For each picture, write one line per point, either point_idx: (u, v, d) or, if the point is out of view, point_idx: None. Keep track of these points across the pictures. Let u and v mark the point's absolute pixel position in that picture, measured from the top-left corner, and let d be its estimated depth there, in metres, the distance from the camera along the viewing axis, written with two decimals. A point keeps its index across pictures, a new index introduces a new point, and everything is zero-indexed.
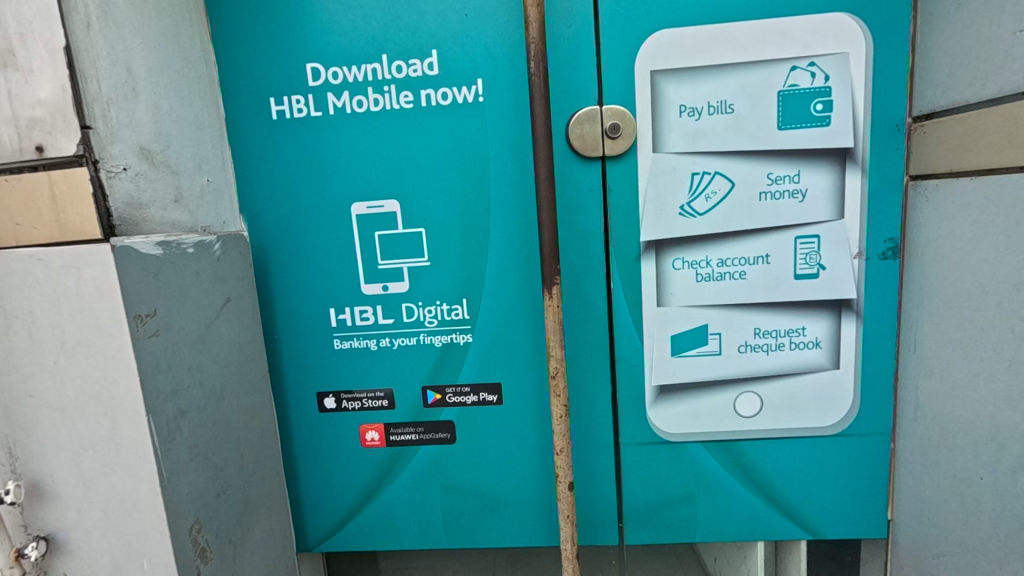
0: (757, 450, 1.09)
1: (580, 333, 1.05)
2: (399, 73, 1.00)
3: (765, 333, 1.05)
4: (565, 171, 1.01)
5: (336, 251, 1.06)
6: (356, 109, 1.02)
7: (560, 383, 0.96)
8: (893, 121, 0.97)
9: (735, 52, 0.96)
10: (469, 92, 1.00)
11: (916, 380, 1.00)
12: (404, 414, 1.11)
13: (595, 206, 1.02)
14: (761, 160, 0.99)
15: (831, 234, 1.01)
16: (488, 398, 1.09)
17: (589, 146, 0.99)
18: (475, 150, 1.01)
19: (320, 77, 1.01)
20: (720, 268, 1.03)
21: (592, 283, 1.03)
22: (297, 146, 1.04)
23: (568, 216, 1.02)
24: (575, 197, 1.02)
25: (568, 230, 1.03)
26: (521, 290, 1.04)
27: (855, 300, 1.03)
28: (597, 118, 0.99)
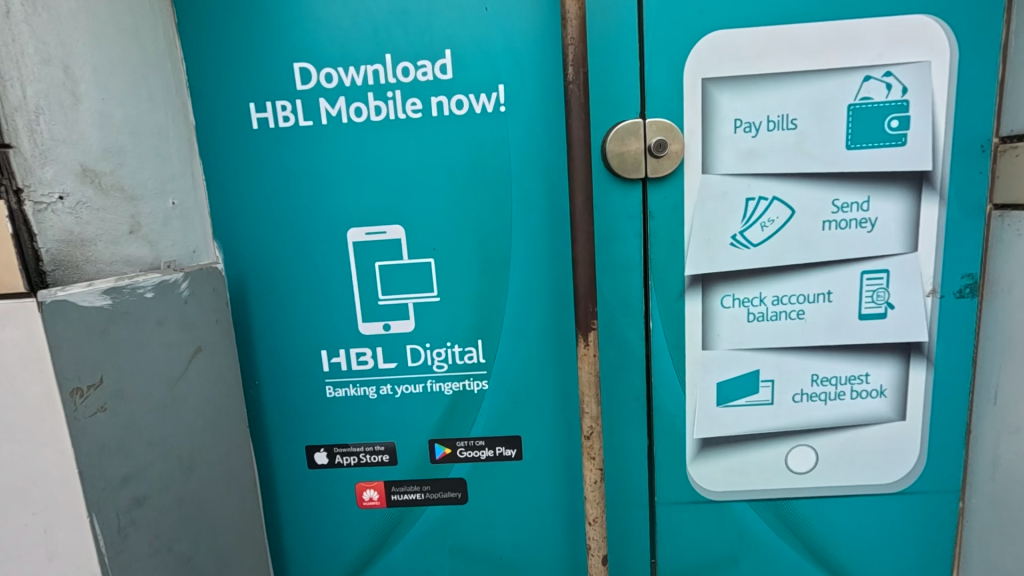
0: (809, 510, 0.96)
1: (613, 379, 0.92)
2: (405, 76, 0.84)
3: (824, 381, 0.92)
4: (599, 195, 0.87)
5: (329, 284, 0.91)
6: (353, 118, 0.86)
7: (596, 444, 0.82)
8: (977, 142, 0.84)
9: (800, 59, 0.83)
10: (488, 101, 0.85)
11: (995, 436, 0.88)
12: (408, 471, 0.96)
13: (633, 236, 0.88)
14: (825, 184, 0.86)
15: (903, 269, 0.88)
16: (505, 452, 0.94)
17: (629, 166, 0.85)
18: (494, 168, 0.86)
19: (311, 79, 0.84)
20: (775, 306, 0.90)
21: (629, 322, 0.91)
22: (282, 159, 0.87)
23: (602, 246, 0.89)
24: (610, 225, 0.88)
25: (602, 263, 0.89)
26: (547, 332, 0.90)
27: (926, 343, 0.90)
28: (639, 132, 0.85)
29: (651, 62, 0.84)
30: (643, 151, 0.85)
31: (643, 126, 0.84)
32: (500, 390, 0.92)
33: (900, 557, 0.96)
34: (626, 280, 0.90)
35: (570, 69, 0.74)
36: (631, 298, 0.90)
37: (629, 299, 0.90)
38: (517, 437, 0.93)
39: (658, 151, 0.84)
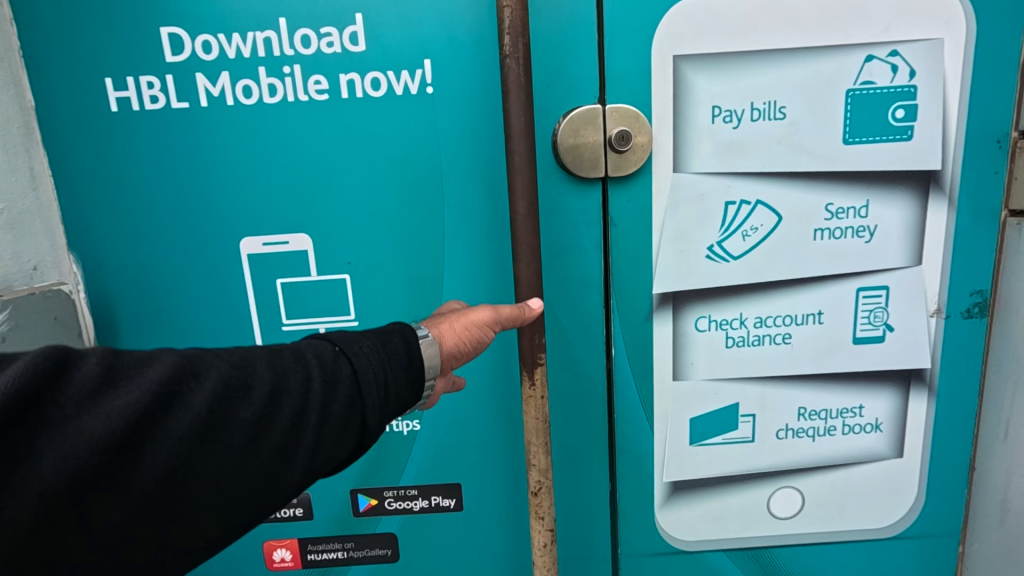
0: (793, 558, 0.84)
1: (569, 415, 0.78)
2: (305, 46, 0.67)
3: (812, 415, 0.79)
4: (550, 197, 0.72)
5: (222, 305, 0.74)
6: (242, 100, 0.68)
7: (545, 501, 0.68)
8: (994, 137, 0.71)
9: (790, 33, 0.68)
10: (411, 80, 0.68)
11: (1005, 478, 0.77)
12: (326, 526, 0.81)
13: (591, 246, 0.73)
14: (818, 186, 0.72)
15: (905, 286, 0.75)
16: (442, 502, 0.80)
17: (586, 162, 0.70)
18: (421, 164, 0.70)
19: (183, 49, 0.66)
20: (757, 330, 0.76)
21: (588, 349, 0.76)
22: (151, 150, 0.69)
23: (554, 259, 0.74)
24: (564, 233, 0.73)
25: (554, 279, 0.74)
26: (490, 364, 0.75)
27: (929, 370, 0.78)
28: (598, 121, 0.69)
29: (611, 34, 0.68)
30: (603, 144, 0.70)
31: (602, 115, 0.69)
32: (434, 431, 0.77)
33: None
34: (584, 299, 0.75)
35: (506, 37, 0.57)
36: (590, 321, 0.76)
37: (588, 322, 0.76)
38: (457, 486, 0.79)
39: (620, 145, 0.69)
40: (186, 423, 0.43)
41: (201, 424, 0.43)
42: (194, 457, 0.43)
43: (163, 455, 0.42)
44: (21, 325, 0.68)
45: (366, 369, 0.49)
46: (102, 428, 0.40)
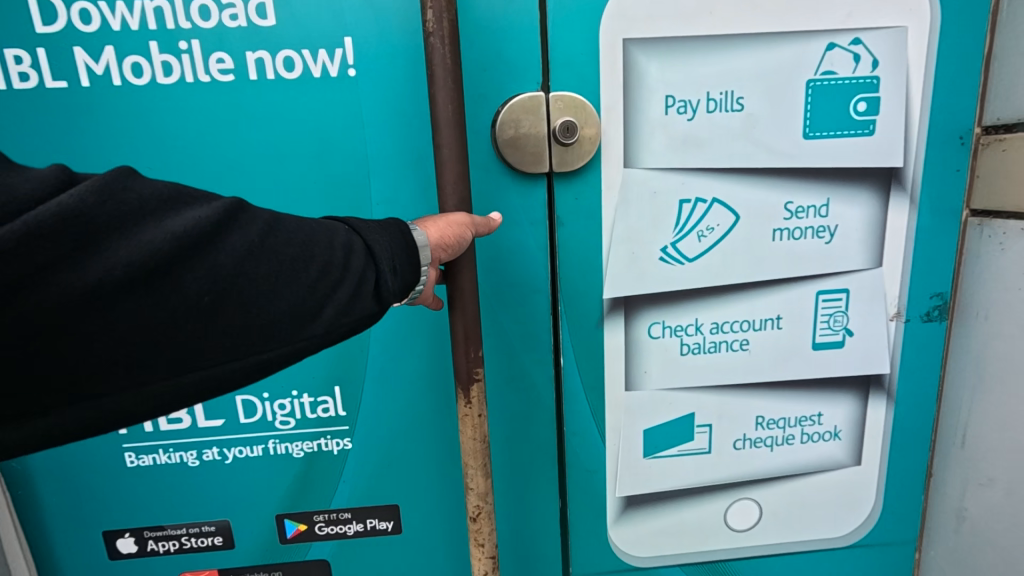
0: (750, 572, 0.80)
1: (514, 431, 0.73)
2: (204, 20, 0.62)
3: (770, 424, 0.75)
4: (491, 194, 0.66)
5: None
6: (132, 78, 0.64)
7: (484, 528, 0.62)
8: (957, 132, 0.67)
9: (747, 17, 0.63)
10: (330, 61, 0.64)
11: (961, 485, 0.75)
12: (252, 554, 0.81)
13: (535, 247, 0.67)
14: (776, 184, 0.67)
15: (864, 289, 0.71)
16: (379, 525, 0.80)
17: (530, 155, 0.64)
18: (337, 152, 0.66)
19: (59, 19, 0.62)
20: (714, 336, 0.71)
21: (534, 358, 0.71)
22: (33, 130, 0.66)
23: (495, 262, 0.68)
24: (506, 235, 0.67)
25: (493, 284, 0.68)
26: (425, 375, 0.73)
27: (887, 375, 0.75)
28: (542, 110, 0.63)
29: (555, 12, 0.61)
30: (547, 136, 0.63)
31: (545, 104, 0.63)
32: (366, 453, 0.77)
33: None
34: (530, 305, 0.69)
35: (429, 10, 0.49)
36: (535, 330, 0.70)
37: (534, 331, 0.70)
38: (394, 507, 0.79)
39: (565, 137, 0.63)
40: (213, 268, 0.42)
41: (228, 268, 0.42)
42: (212, 307, 0.42)
43: (185, 294, 0.41)
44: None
45: (381, 249, 0.48)
46: (117, 265, 0.39)
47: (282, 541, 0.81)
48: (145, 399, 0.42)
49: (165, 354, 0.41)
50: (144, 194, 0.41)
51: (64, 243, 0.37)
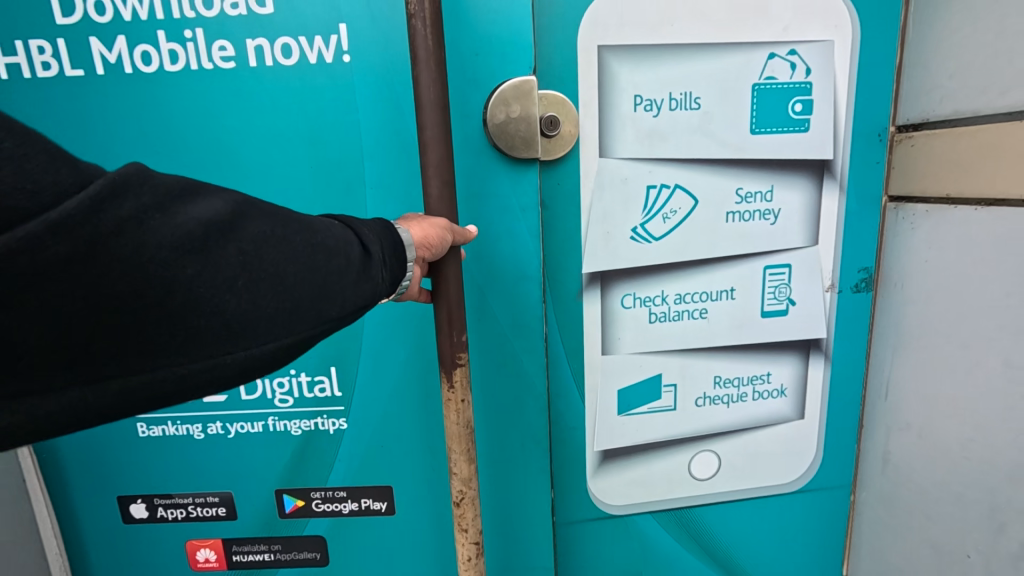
0: (711, 516, 0.91)
1: (504, 405, 0.83)
2: (207, 10, 0.71)
3: (726, 383, 0.86)
4: (484, 185, 0.75)
5: None
6: (141, 65, 0.74)
7: (468, 511, 0.67)
8: (876, 130, 0.80)
9: (702, 29, 0.74)
10: (324, 49, 0.73)
11: (886, 432, 0.87)
12: (253, 529, 0.87)
13: (525, 236, 0.77)
14: (729, 172, 0.78)
15: (804, 264, 0.83)
16: (373, 505, 0.86)
17: (518, 141, 0.73)
18: (330, 132, 0.76)
19: (75, 11, 0.72)
20: (677, 305, 0.82)
21: (524, 347, 0.81)
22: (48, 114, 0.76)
23: (484, 249, 0.77)
24: (497, 224, 0.76)
25: (484, 271, 0.77)
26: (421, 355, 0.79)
27: (825, 340, 0.87)
28: (531, 96, 0.72)
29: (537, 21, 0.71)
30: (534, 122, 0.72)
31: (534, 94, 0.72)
32: (362, 434, 0.83)
33: (797, 556, 0.95)
34: (519, 289, 0.79)
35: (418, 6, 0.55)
36: (523, 312, 0.79)
37: (522, 313, 0.79)
38: (387, 488, 0.85)
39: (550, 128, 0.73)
40: (238, 251, 0.44)
41: (252, 251, 0.45)
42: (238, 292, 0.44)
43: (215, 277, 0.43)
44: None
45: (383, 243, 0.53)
46: (158, 246, 0.41)
47: (282, 516, 0.86)
48: (172, 380, 0.42)
49: (194, 335, 0.43)
50: (169, 182, 0.43)
51: (110, 221, 0.39)
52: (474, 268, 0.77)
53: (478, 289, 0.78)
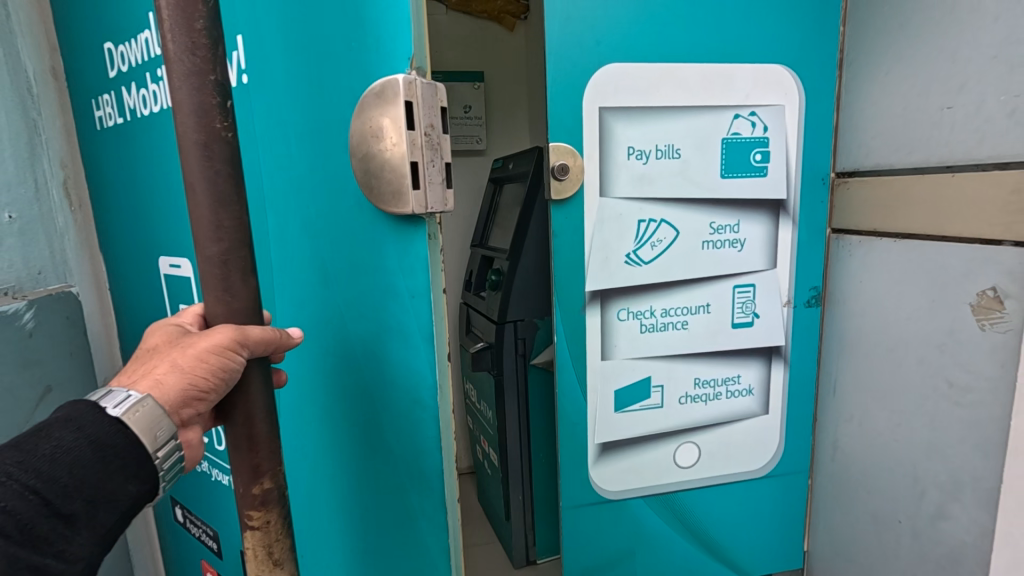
0: (693, 500, 1.07)
1: (393, 535, 0.75)
2: None
3: (704, 383, 1.02)
4: (379, 284, 0.68)
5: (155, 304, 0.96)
6: (143, 107, 0.83)
7: None
8: (819, 175, 0.98)
9: (682, 94, 0.91)
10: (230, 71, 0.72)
11: (835, 424, 1.04)
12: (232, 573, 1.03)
13: (420, 308, 0.67)
14: (704, 209, 0.95)
15: (765, 283, 1.01)
16: None
17: (384, 179, 0.62)
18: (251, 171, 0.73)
19: (115, 64, 0.86)
20: (663, 318, 0.98)
21: (413, 484, 0.72)
22: (112, 156, 0.94)
23: (383, 353, 0.70)
24: (389, 332, 0.69)
25: (373, 349, 0.70)
26: (336, 456, 0.75)
27: (784, 347, 1.04)
28: (393, 124, 0.60)
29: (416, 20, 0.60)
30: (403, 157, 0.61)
31: (409, 119, 0.60)
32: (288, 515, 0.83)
33: (765, 533, 1.11)
34: (412, 372, 0.69)
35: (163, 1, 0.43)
36: (410, 398, 0.70)
37: (415, 400, 0.70)
38: None
39: (423, 168, 0.62)
40: None
41: None
42: None
43: None
44: (44, 319, 0.90)
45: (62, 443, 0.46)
46: None
47: None
48: None
49: None
50: None
51: None
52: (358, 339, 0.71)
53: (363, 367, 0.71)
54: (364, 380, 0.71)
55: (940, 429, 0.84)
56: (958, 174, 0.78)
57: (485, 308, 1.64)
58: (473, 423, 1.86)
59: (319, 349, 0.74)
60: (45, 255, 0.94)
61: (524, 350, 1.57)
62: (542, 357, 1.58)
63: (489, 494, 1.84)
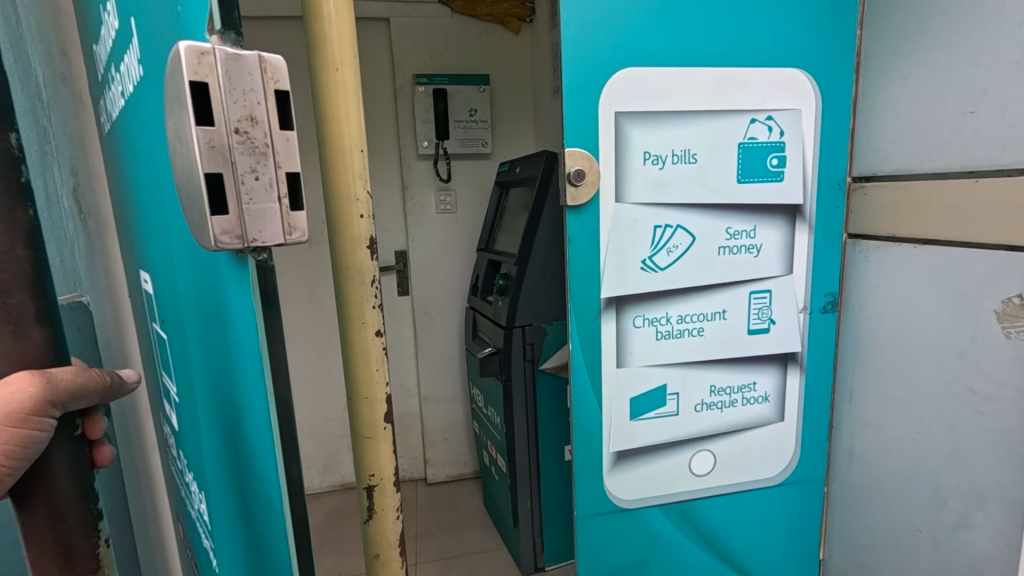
0: (708, 509, 1.05)
1: None
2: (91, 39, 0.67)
3: (720, 391, 1.01)
4: (221, 313, 0.44)
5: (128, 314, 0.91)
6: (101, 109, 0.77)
7: None
8: (836, 180, 0.97)
9: (698, 99, 0.90)
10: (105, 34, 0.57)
11: (851, 431, 1.04)
12: None
13: (255, 386, 0.41)
14: (720, 214, 0.95)
15: (781, 289, 1.00)
16: None
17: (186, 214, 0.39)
18: (137, 153, 0.57)
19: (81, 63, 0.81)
20: (679, 325, 0.97)
21: None
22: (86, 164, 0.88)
23: (236, 413, 0.46)
24: (241, 385, 0.43)
25: (227, 404, 0.47)
26: (218, 529, 0.56)
27: (800, 353, 1.03)
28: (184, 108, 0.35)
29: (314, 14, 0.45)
30: (193, 165, 0.35)
31: (204, 108, 0.35)
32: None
33: (781, 541, 1.10)
34: (250, 487, 0.46)
35: None
36: (263, 522, 0.45)
37: (265, 530, 0.45)
38: None
39: (236, 184, 0.37)
40: None
41: None
42: None
43: None
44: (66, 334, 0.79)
45: None
46: None
47: None
48: None
49: None
50: None
51: None
52: (207, 429, 0.53)
53: (214, 467, 0.53)
54: (214, 481, 0.53)
55: (962, 438, 0.83)
56: (981, 180, 0.77)
57: (492, 312, 1.63)
58: (480, 428, 1.85)
59: (189, 408, 0.58)
60: (56, 265, 0.80)
61: (532, 355, 1.55)
62: (550, 362, 1.57)
63: (497, 500, 1.82)
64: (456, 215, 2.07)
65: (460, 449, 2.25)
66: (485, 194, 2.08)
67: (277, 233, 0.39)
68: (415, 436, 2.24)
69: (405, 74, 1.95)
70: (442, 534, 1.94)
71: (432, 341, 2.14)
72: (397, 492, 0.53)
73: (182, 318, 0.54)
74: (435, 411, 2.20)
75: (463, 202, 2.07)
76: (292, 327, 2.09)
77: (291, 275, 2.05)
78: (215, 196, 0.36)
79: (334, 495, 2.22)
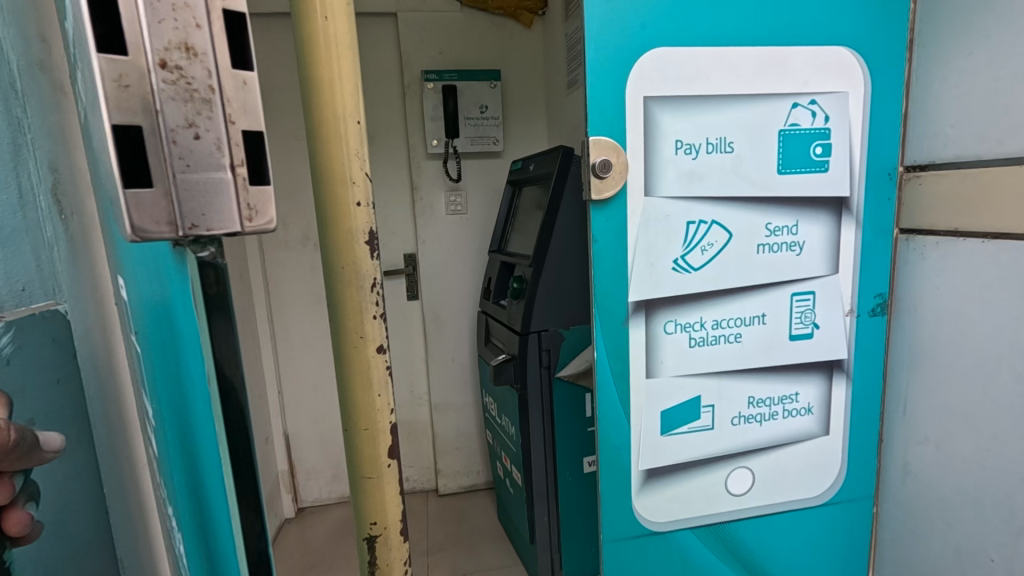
0: (747, 532, 0.96)
1: None
2: None
3: (759, 402, 0.92)
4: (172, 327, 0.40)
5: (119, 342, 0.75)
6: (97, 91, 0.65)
7: None
8: (886, 170, 0.89)
9: (734, 82, 0.82)
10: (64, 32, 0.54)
11: (905, 445, 0.94)
12: None
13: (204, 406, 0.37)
14: (759, 209, 0.86)
15: (826, 290, 0.91)
16: None
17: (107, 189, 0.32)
18: None
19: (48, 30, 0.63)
20: (714, 330, 0.89)
21: None
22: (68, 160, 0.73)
23: (192, 436, 0.42)
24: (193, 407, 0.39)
25: (185, 427, 0.43)
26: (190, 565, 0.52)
27: (846, 361, 0.94)
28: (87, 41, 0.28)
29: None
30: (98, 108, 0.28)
31: (115, 36, 0.28)
32: None
33: (825, 566, 1.00)
34: (209, 525, 0.41)
35: None
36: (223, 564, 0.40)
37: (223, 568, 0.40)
38: None
39: (163, 136, 0.30)
40: None
41: None
42: None
43: None
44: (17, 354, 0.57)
45: None
46: None
47: None
48: None
49: None
50: None
51: None
52: (173, 448, 0.49)
53: (183, 503, 0.49)
54: (182, 516, 0.49)
55: None
56: None
57: (506, 317, 1.55)
58: (493, 438, 1.77)
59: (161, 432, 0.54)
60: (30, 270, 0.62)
61: (548, 363, 1.46)
62: (567, 370, 1.48)
63: (512, 514, 1.74)
64: (467, 216, 2.00)
65: (473, 458, 2.17)
66: (496, 194, 2.00)
67: (225, 206, 0.32)
68: (426, 445, 2.17)
69: (413, 71, 1.89)
70: (455, 548, 1.85)
71: (442, 347, 2.07)
72: (403, 542, 0.48)
73: (143, 328, 0.50)
74: (446, 419, 2.13)
75: (473, 203, 1.99)
76: (298, 334, 2.02)
77: (297, 279, 1.99)
78: (133, 152, 0.29)
79: (342, 506, 2.14)
